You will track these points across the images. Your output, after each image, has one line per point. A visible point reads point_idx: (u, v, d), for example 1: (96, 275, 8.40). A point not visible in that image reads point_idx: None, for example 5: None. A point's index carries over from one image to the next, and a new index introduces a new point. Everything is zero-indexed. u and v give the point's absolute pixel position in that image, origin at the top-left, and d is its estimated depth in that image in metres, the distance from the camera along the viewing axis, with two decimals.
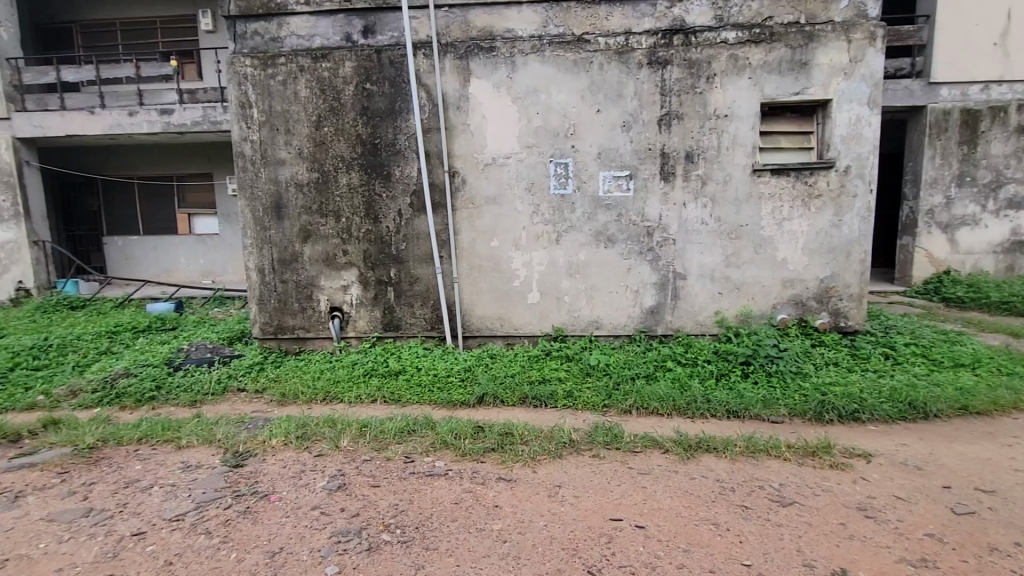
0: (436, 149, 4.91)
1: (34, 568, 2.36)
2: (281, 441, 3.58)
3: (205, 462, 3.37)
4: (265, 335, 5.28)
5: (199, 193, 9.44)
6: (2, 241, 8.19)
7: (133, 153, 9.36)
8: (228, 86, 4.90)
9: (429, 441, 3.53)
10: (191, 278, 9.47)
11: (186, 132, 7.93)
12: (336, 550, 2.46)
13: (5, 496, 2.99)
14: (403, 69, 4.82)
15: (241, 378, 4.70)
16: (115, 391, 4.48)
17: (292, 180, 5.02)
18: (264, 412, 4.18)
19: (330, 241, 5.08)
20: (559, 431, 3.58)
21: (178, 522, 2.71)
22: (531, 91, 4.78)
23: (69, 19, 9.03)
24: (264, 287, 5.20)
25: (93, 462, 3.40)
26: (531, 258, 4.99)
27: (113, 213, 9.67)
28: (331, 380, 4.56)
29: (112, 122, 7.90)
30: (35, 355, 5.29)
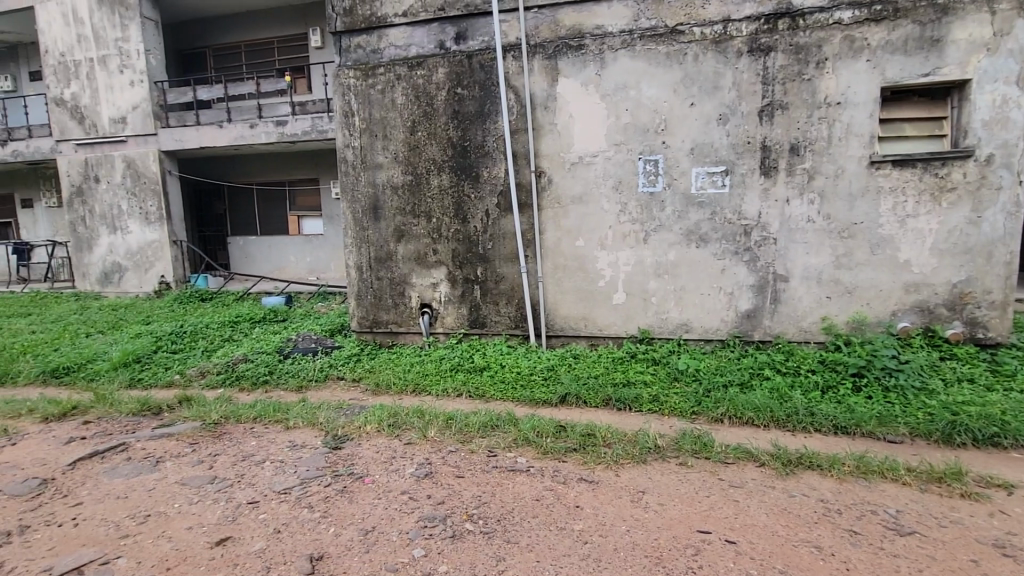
0: (523, 149, 4.97)
1: (170, 524, 2.71)
2: (375, 428, 3.82)
3: (308, 442, 3.68)
4: (362, 328, 5.66)
5: (307, 196, 10.31)
6: (150, 240, 9.48)
7: (252, 161, 10.42)
8: (334, 97, 5.32)
9: (511, 437, 3.58)
10: (299, 275, 10.37)
11: (297, 141, 8.69)
12: (423, 534, 2.58)
13: (150, 460, 3.46)
14: (493, 72, 4.94)
15: (340, 367, 5.07)
16: (235, 374, 5.02)
17: (388, 183, 5.33)
18: (360, 399, 4.47)
19: (421, 241, 5.33)
20: (643, 436, 3.49)
21: (286, 495, 2.98)
22: (621, 87, 4.69)
23: (204, 44, 10.26)
24: (362, 283, 5.57)
25: (217, 436, 3.83)
26: (617, 258, 4.89)
27: (236, 216, 10.85)
28: (421, 373, 4.78)
29: (237, 134, 8.85)
30: (174, 340, 6.06)
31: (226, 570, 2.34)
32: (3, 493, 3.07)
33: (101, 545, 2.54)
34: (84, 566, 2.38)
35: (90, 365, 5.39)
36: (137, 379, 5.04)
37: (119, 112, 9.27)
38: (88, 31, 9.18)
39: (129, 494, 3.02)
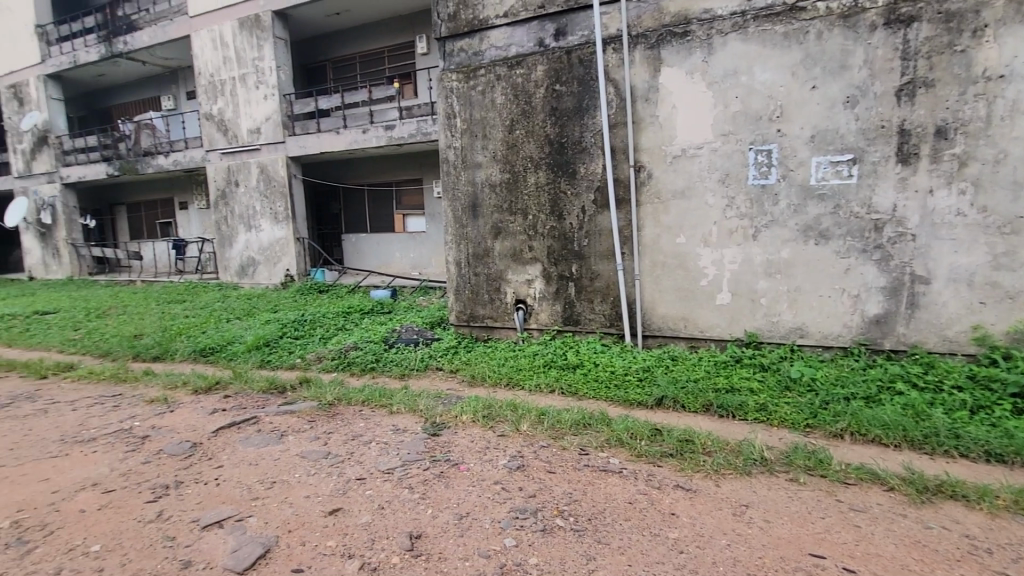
0: (622, 144, 4.85)
1: (291, 491, 3.02)
2: (470, 418, 3.96)
3: (410, 427, 3.90)
4: (460, 322, 5.89)
5: (411, 196, 10.91)
6: (278, 238, 10.60)
7: (364, 164, 11.25)
8: (438, 100, 5.57)
9: (604, 437, 3.53)
10: (403, 270, 11.03)
11: (404, 143, 9.21)
12: (515, 525, 2.62)
13: (276, 433, 3.89)
14: (592, 66, 4.87)
15: (439, 358, 5.31)
16: (347, 360, 5.46)
17: (487, 181, 5.47)
18: (457, 390, 4.65)
19: (518, 238, 5.41)
20: (748, 446, 3.26)
21: (389, 474, 3.19)
22: (731, 73, 4.41)
23: (324, 58, 11.26)
24: (460, 279, 5.80)
25: (331, 415, 4.20)
26: (722, 256, 4.61)
27: (350, 215, 11.77)
28: (515, 367, 4.86)
29: (351, 139, 9.59)
30: (296, 327, 6.73)
31: (337, 538, 2.55)
32: (163, 452, 3.61)
33: (236, 504, 2.89)
34: (224, 520, 2.73)
35: (229, 346, 6.16)
36: (266, 360, 5.67)
37: (255, 123, 10.46)
38: (231, 53, 10.44)
39: (259, 462, 3.41)
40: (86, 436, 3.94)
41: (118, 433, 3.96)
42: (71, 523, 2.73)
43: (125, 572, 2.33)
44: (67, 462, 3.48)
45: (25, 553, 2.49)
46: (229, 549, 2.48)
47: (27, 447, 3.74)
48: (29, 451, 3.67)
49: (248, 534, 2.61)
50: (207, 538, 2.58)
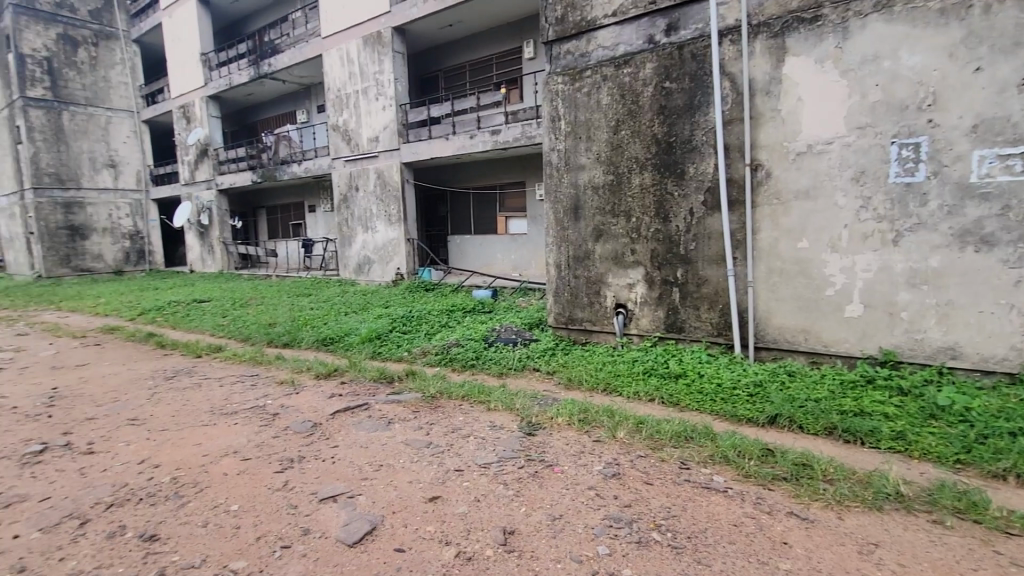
0: (737, 141, 4.55)
1: (396, 476, 3.21)
2: (566, 421, 3.94)
3: (506, 425, 3.97)
4: (558, 324, 5.91)
5: (514, 198, 11.14)
6: (390, 238, 11.37)
7: (470, 169, 11.70)
8: (544, 104, 5.63)
9: (707, 452, 3.33)
10: (504, 271, 11.31)
11: (508, 147, 9.41)
12: (608, 533, 2.56)
13: (385, 420, 4.16)
14: (706, 61, 4.63)
15: (536, 359, 5.36)
16: (449, 356, 5.70)
17: (590, 184, 5.43)
18: (553, 392, 4.66)
19: (620, 240, 5.29)
20: (879, 478, 2.89)
21: (486, 469, 3.27)
22: (870, 59, 3.95)
23: (436, 68, 11.94)
24: (559, 281, 5.80)
25: (433, 407, 4.41)
26: (854, 263, 4.14)
27: (456, 217, 12.31)
28: (613, 373, 4.76)
29: (459, 144, 10.00)
30: (404, 322, 7.17)
31: (436, 525, 2.67)
32: (289, 428, 4.03)
33: (348, 482, 3.14)
34: (337, 496, 2.97)
35: (346, 337, 6.73)
36: (377, 352, 6.10)
37: (374, 132, 11.33)
38: (356, 69, 11.40)
39: (369, 445, 3.68)
40: (229, 409, 4.51)
41: (254, 409, 4.49)
42: (216, 484, 3.15)
43: (257, 531, 2.63)
44: (214, 431, 4.01)
45: (181, 505, 2.90)
46: (341, 522, 2.70)
47: (184, 415, 4.37)
48: (186, 419, 4.28)
49: (358, 510, 2.82)
50: (323, 510, 2.83)
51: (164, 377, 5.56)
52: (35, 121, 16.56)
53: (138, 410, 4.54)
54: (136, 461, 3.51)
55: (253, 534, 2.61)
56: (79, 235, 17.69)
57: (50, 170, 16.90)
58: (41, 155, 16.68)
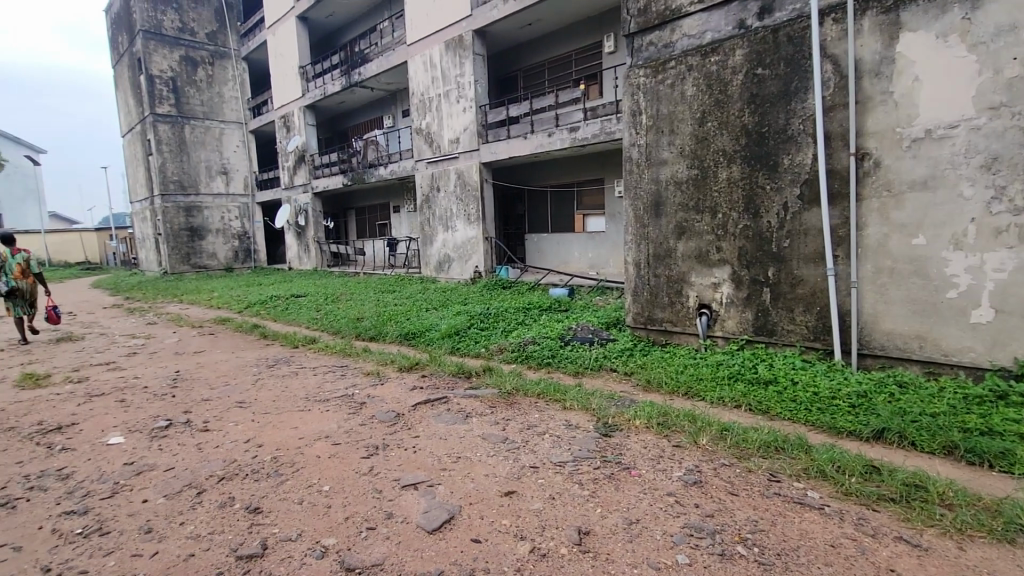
0: (840, 128, 4.18)
1: (473, 468, 3.29)
2: (644, 424, 3.83)
3: (582, 425, 3.93)
4: (637, 324, 5.76)
5: (593, 195, 11.01)
6: (469, 237, 11.66)
7: (548, 167, 11.71)
8: (624, 98, 5.51)
9: (800, 465, 3.09)
10: (581, 269, 11.23)
11: (587, 144, 9.30)
12: (689, 542, 2.46)
13: (463, 413, 4.27)
14: (804, 43, 4.30)
15: (614, 359, 5.26)
16: (525, 353, 5.74)
17: (672, 179, 5.23)
18: (631, 393, 4.54)
19: (704, 237, 5.05)
20: (1013, 508, 2.53)
21: (561, 467, 3.26)
22: (1006, 30, 3.47)
23: (515, 68, 12.08)
24: (639, 280, 5.65)
25: (509, 404, 4.46)
26: (982, 262, 3.66)
27: (533, 216, 12.40)
28: (695, 377, 4.55)
29: (538, 142, 10.04)
30: (482, 319, 7.32)
31: (511, 519, 2.70)
32: (375, 417, 4.25)
33: (428, 471, 3.26)
34: (418, 484, 3.09)
35: (427, 332, 7.00)
36: (456, 347, 6.28)
37: (455, 134, 11.67)
38: (438, 73, 11.80)
39: (448, 437, 3.80)
40: (322, 396, 4.85)
41: (344, 397, 4.79)
42: (310, 465, 3.39)
43: (346, 512, 2.81)
44: (309, 416, 4.33)
45: (280, 482, 3.16)
46: (421, 509, 2.81)
47: (283, 400, 4.75)
48: (284, 404, 4.66)
49: (437, 499, 2.92)
50: (404, 497, 2.96)
51: (266, 365, 6.09)
52: (163, 135, 18.75)
53: (244, 394, 5.01)
54: (243, 439, 3.87)
55: (343, 514, 2.78)
56: (198, 236, 19.81)
57: (175, 178, 19.08)
58: (168, 165, 18.88)
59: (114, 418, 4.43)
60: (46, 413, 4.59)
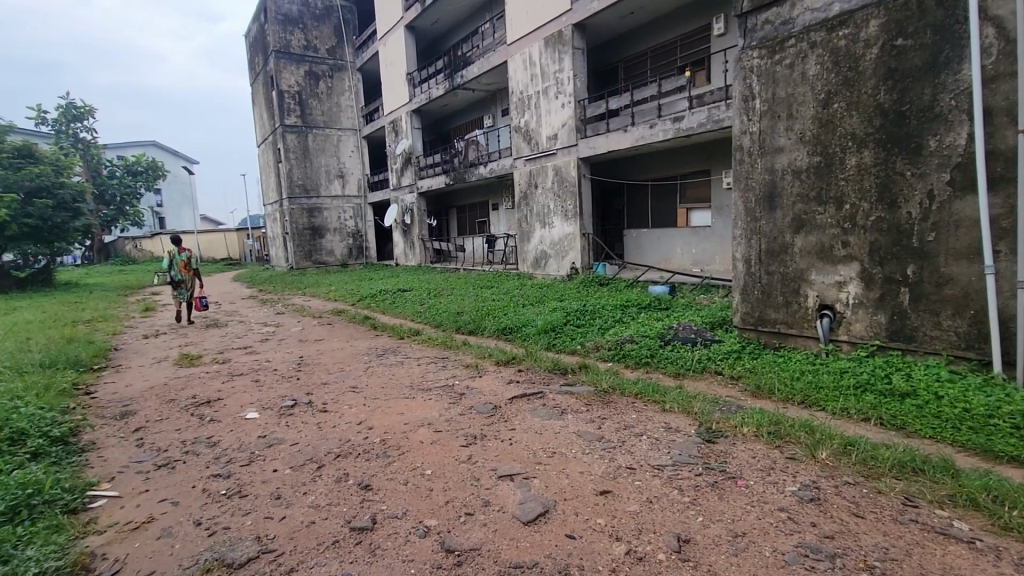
0: (1004, 102, 3.57)
1: (569, 464, 3.28)
2: (753, 431, 3.57)
3: (682, 428, 3.76)
4: (746, 325, 5.39)
5: (698, 188, 10.48)
6: (566, 233, 11.63)
7: (648, 161, 11.33)
8: (735, 83, 5.16)
9: (944, 491, 2.70)
10: (684, 266, 10.77)
11: (693, 133, 8.84)
12: (804, 563, 2.25)
13: (559, 410, 4.28)
14: (957, 7, 3.73)
15: (718, 361, 4.96)
16: (623, 351, 5.60)
17: (790, 168, 4.80)
18: (738, 398, 4.25)
19: (827, 231, 4.59)
20: None
21: (659, 471, 3.14)
22: None
23: (615, 59, 11.80)
24: (749, 278, 5.27)
25: (606, 402, 4.39)
26: None
27: (632, 211, 12.09)
28: (814, 384, 4.15)
29: (639, 135, 9.74)
30: (578, 316, 7.26)
31: (607, 518, 2.65)
32: (473, 408, 4.39)
33: (524, 464, 3.31)
34: (514, 475, 3.15)
35: (524, 327, 7.09)
36: (552, 343, 6.29)
37: (553, 130, 11.68)
38: (538, 70, 11.86)
39: (544, 432, 3.83)
40: (425, 385, 5.13)
41: (445, 387, 5.02)
42: (414, 449, 3.60)
43: (447, 496, 2.93)
44: (413, 403, 4.59)
45: (387, 463, 3.39)
46: (517, 500, 2.86)
47: (390, 387, 5.09)
48: (392, 391, 4.99)
49: (532, 492, 2.95)
50: (501, 486, 3.03)
51: (376, 354, 6.56)
52: (291, 143, 20.83)
53: (356, 380, 5.43)
54: (356, 421, 4.20)
55: (443, 498, 2.92)
56: (318, 234, 21.78)
57: (300, 182, 21.14)
58: (295, 170, 20.97)
59: (251, 396, 5.03)
60: (198, 388, 5.34)
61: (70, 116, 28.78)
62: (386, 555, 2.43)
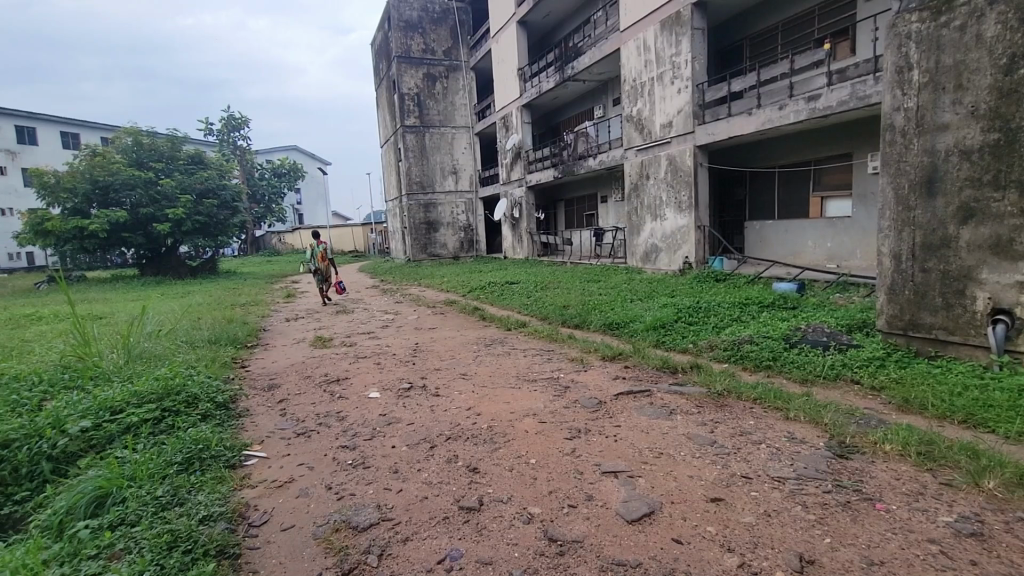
0: None
1: (677, 467, 3.14)
2: (898, 450, 3.14)
3: (809, 440, 3.42)
4: (893, 328, 4.75)
5: (836, 174, 9.42)
6: (680, 226, 11.07)
7: (776, 146, 10.41)
8: (886, 54, 4.52)
9: None
10: (817, 261, 9.77)
11: (831, 113, 7.94)
12: None
13: (668, 409, 4.11)
14: None
15: (856, 369, 4.43)
16: (741, 352, 5.21)
17: (957, 148, 4.11)
18: (879, 412, 3.75)
19: (1005, 222, 3.87)
20: None
21: (780, 483, 2.89)
22: None
23: (740, 37, 10.97)
24: (898, 275, 4.63)
25: (721, 405, 4.13)
26: None
27: (755, 201, 11.21)
28: (980, 402, 3.53)
29: (766, 118, 8.96)
30: (691, 313, 6.90)
31: (718, 527, 2.50)
32: (578, 402, 4.38)
33: (629, 462, 3.23)
34: (618, 472, 3.10)
35: (632, 323, 6.89)
36: (662, 340, 6.05)
37: (668, 118, 11.15)
38: (652, 55, 11.38)
39: (651, 431, 3.70)
40: (531, 376, 5.22)
41: (550, 379, 5.08)
42: (519, 438, 3.68)
43: (550, 486, 2.96)
44: (519, 393, 4.70)
45: (494, 449, 3.51)
46: (621, 498, 2.81)
47: (498, 376, 5.26)
48: (500, 379, 5.15)
49: (637, 491, 2.87)
50: (605, 482, 2.99)
51: (484, 344, 6.80)
52: (410, 142, 22.24)
53: (466, 368, 5.69)
54: (466, 407, 4.40)
55: (547, 488, 2.95)
56: (433, 228, 23.03)
57: (417, 179, 22.51)
58: (413, 168, 22.37)
59: (374, 377, 5.49)
60: (330, 367, 5.94)
61: (231, 126, 33.39)
62: (492, 536, 2.52)
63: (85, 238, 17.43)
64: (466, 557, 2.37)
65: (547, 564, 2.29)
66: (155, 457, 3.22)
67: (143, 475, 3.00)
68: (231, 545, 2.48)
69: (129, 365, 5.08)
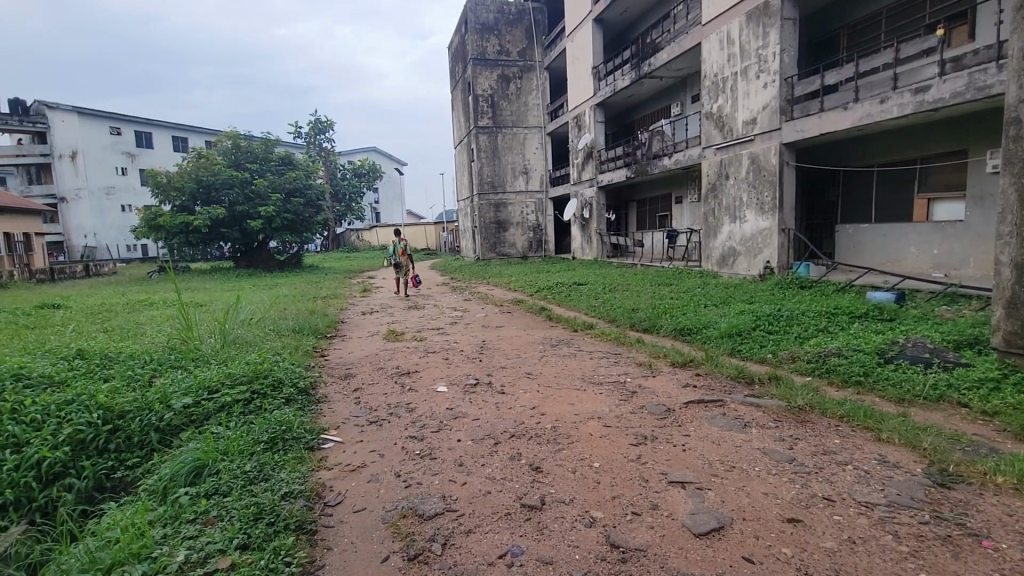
0: None
1: (751, 482, 2.98)
2: (1012, 484, 2.78)
3: (904, 464, 3.12)
4: (1011, 347, 4.23)
5: (946, 173, 8.51)
6: (761, 228, 10.46)
7: (876, 143, 9.57)
8: (1010, 40, 4.04)
9: None
10: (920, 269, 8.88)
11: (942, 106, 7.19)
12: None
13: (742, 422, 3.90)
14: None
15: (964, 391, 3.98)
16: (827, 366, 4.84)
17: None
18: (990, 440, 3.35)
19: None
20: None
21: (867, 509, 2.66)
22: None
23: (838, 26, 10.19)
24: (1019, 288, 4.11)
25: (802, 421, 3.86)
26: None
27: (850, 202, 10.37)
28: None
29: (864, 113, 8.27)
30: (771, 321, 6.50)
31: (795, 549, 2.34)
32: (645, 408, 4.27)
33: (698, 473, 3.11)
34: (686, 483, 2.98)
35: (705, 330, 6.60)
36: (737, 349, 5.74)
37: (751, 114, 10.57)
38: (736, 49, 10.83)
39: (723, 443, 3.53)
40: (597, 379, 5.15)
41: (616, 383, 4.98)
42: (583, 440, 3.65)
43: (614, 492, 2.90)
44: (584, 395, 4.65)
45: (558, 450, 3.50)
46: (688, 510, 2.70)
47: (564, 377, 5.25)
48: (565, 380, 5.13)
49: (706, 504, 2.75)
50: (671, 492, 2.89)
51: (550, 343, 6.79)
52: (482, 143, 22.68)
53: (532, 367, 5.71)
54: (530, 406, 4.42)
55: (610, 493, 2.90)
56: (502, 227, 23.30)
57: (488, 179, 22.88)
58: (484, 168, 22.77)
59: (442, 371, 5.64)
60: (402, 360, 6.19)
61: (318, 129, 35.62)
62: (553, 536, 2.51)
63: (190, 233, 19.21)
64: (527, 554, 2.38)
65: (609, 569, 2.25)
66: (244, 435, 3.51)
67: (234, 450, 3.27)
68: (309, 521, 2.65)
69: (224, 350, 5.56)
